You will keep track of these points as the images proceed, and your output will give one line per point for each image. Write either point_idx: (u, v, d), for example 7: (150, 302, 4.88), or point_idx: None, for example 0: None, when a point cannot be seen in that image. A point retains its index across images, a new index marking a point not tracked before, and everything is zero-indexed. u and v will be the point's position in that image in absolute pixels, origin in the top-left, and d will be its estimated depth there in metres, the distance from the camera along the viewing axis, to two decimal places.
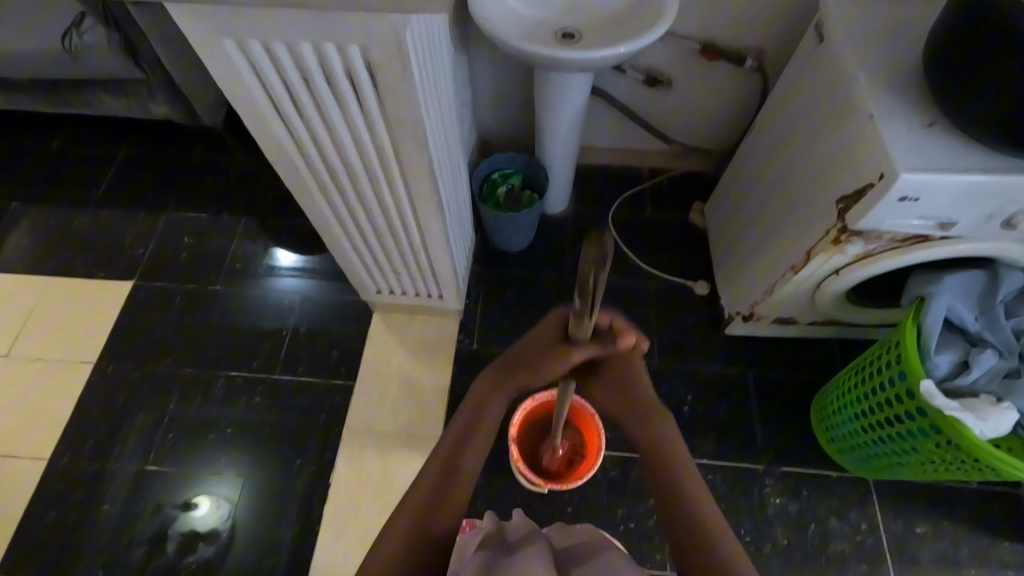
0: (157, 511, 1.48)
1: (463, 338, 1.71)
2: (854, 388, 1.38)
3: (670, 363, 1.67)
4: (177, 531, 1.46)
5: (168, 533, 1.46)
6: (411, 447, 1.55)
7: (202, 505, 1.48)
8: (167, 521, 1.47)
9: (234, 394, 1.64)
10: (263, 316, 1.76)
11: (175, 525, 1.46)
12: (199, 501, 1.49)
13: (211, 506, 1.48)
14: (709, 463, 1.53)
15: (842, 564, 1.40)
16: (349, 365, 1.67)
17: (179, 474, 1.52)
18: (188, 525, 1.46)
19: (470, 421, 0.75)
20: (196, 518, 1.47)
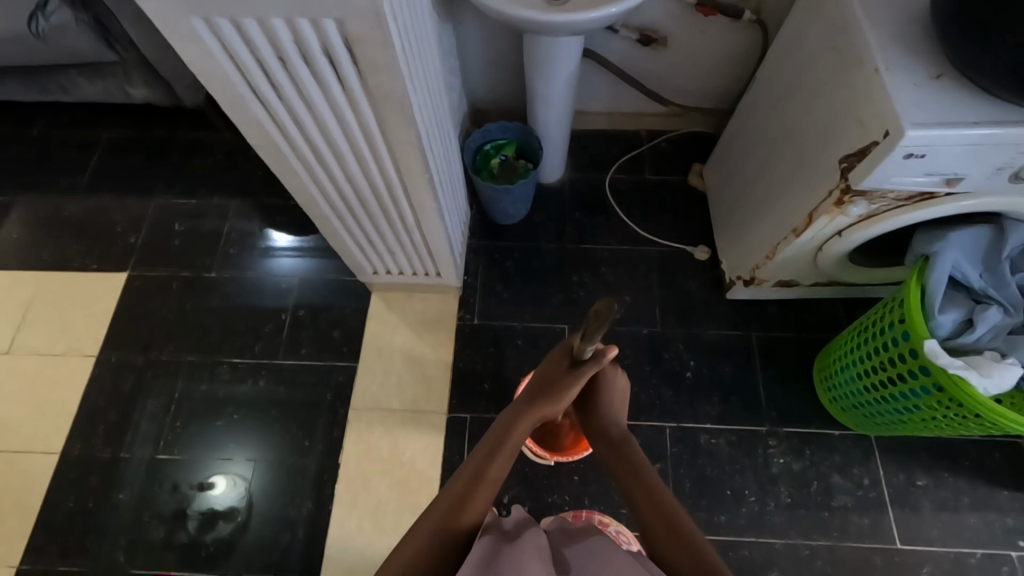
0: (176, 490, 1.51)
1: (464, 313, 1.70)
2: (857, 348, 1.38)
3: (672, 329, 1.67)
4: (198, 508, 1.49)
5: (189, 510, 1.49)
6: (418, 423, 1.56)
7: (221, 483, 1.52)
8: (183, 504, 1.50)
9: (239, 378, 1.64)
10: (262, 299, 1.75)
11: (195, 502, 1.50)
12: (218, 479, 1.52)
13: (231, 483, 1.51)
14: (713, 427, 1.54)
15: (845, 518, 1.43)
16: (351, 345, 1.67)
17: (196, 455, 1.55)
18: (206, 504, 1.49)
19: (499, 437, 0.84)
20: (213, 498, 1.50)
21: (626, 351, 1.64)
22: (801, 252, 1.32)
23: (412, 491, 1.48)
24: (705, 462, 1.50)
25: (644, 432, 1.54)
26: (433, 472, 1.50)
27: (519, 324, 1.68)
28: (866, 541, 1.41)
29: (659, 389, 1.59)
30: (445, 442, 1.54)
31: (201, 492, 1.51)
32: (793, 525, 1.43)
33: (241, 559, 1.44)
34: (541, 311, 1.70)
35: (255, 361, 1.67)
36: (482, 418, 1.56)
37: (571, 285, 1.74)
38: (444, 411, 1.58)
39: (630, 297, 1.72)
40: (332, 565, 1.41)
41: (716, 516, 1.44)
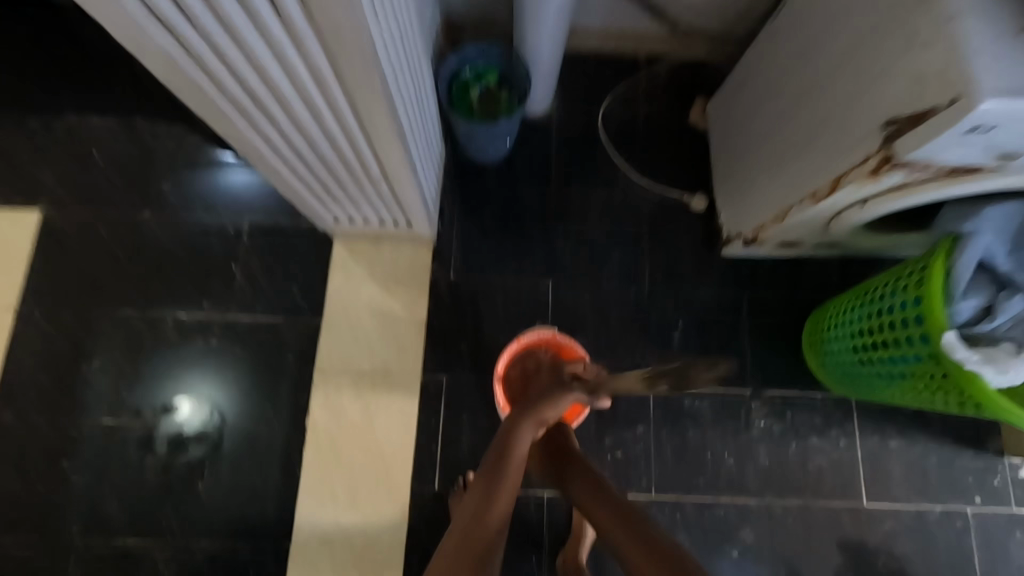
0: (139, 423, 1.42)
1: (438, 267, 1.55)
2: (849, 322, 1.33)
3: (661, 288, 1.57)
4: (165, 431, 1.42)
5: (156, 437, 1.41)
6: (390, 386, 1.46)
7: (182, 407, 1.44)
8: (149, 428, 1.42)
9: (187, 337, 1.48)
10: (213, 216, 1.56)
11: (160, 428, 1.42)
12: (179, 404, 1.44)
13: (194, 405, 1.44)
14: (697, 390, 1.50)
15: (818, 479, 1.46)
16: (313, 301, 1.52)
17: (159, 382, 1.45)
18: (173, 426, 1.42)
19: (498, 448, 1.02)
20: (181, 419, 1.43)
21: (612, 310, 1.54)
22: (812, 218, 1.19)
23: (385, 457, 1.42)
24: (687, 426, 1.47)
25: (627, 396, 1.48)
26: (407, 438, 1.43)
27: (498, 280, 1.55)
28: (836, 500, 1.45)
29: (645, 351, 1.52)
30: (420, 407, 1.45)
31: (165, 418, 1.43)
32: (769, 486, 1.44)
33: (206, 528, 1.37)
34: (523, 265, 1.56)
35: (204, 317, 1.49)
36: (458, 382, 1.47)
37: (556, 237, 1.59)
38: (417, 373, 1.48)
39: (619, 251, 1.59)
40: (304, 532, 1.37)
41: (694, 479, 1.44)
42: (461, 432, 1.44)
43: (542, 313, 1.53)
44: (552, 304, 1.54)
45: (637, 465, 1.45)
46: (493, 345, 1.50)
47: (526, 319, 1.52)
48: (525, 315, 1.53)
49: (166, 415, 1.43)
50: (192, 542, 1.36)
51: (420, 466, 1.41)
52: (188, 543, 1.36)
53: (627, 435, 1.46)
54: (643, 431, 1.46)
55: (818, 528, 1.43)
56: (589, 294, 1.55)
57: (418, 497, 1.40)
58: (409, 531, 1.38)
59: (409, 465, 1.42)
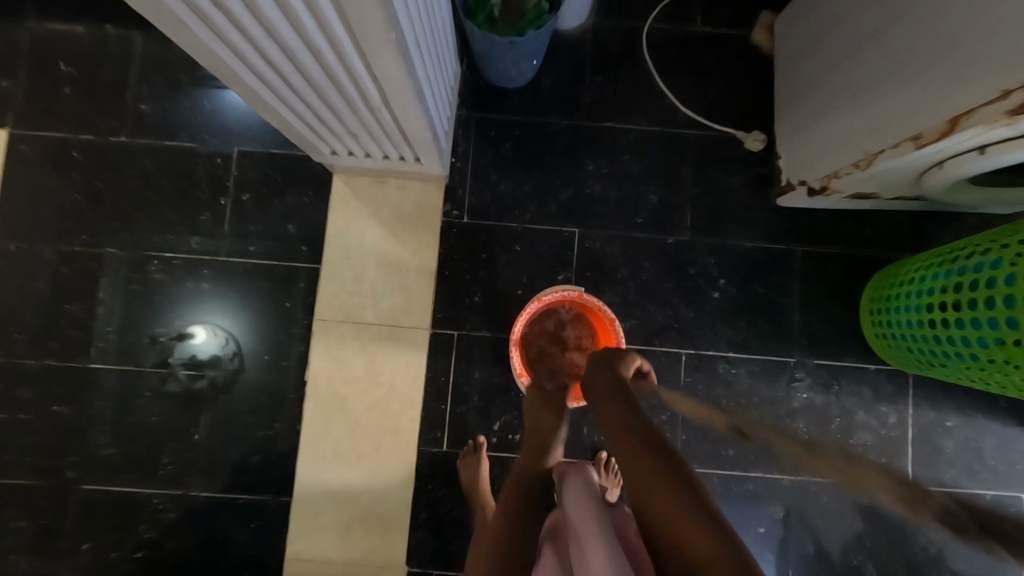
0: (154, 344, 1.33)
1: (450, 209, 1.37)
2: (926, 284, 1.12)
3: (703, 240, 1.37)
4: (182, 355, 1.33)
5: (171, 359, 1.33)
6: (396, 340, 1.34)
7: (201, 333, 1.34)
8: (164, 356, 1.33)
9: (175, 278, 1.35)
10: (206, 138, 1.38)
11: (176, 351, 1.33)
12: (198, 329, 1.34)
13: (214, 333, 1.34)
14: (736, 356, 1.35)
15: (861, 456, 1.33)
16: (311, 243, 1.36)
17: (180, 301, 1.35)
18: (188, 353, 1.33)
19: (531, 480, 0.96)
20: (196, 346, 1.33)
21: (645, 263, 1.37)
22: (910, 164, 0.98)
23: (392, 415, 1.32)
24: (720, 394, 1.34)
25: (657, 360, 1.34)
26: (415, 395, 1.33)
27: (518, 225, 1.37)
28: (878, 479, 1.33)
29: (679, 311, 1.35)
30: (429, 362, 1.33)
31: (182, 341, 1.33)
32: (806, 462, 1.33)
33: (204, 479, 1.30)
34: (546, 209, 1.38)
35: (193, 258, 1.35)
36: (471, 337, 1.34)
37: (585, 178, 1.39)
38: (426, 327, 1.34)
39: (657, 197, 1.39)
40: (307, 487, 1.30)
41: (723, 451, 1.33)
42: (473, 391, 1.33)
43: (566, 264, 1.36)
44: (577, 255, 1.37)
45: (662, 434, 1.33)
46: (511, 299, 1.35)
47: (547, 270, 1.36)
48: (547, 267, 1.36)
49: (185, 338, 1.34)
50: (191, 493, 1.30)
51: (429, 426, 1.32)
52: (186, 494, 1.30)
53: (653, 402, 1.34)
54: (672, 398, 1.34)
55: (856, 507, 1.32)
56: (620, 245, 1.37)
57: (427, 457, 1.31)
58: (417, 491, 1.30)
59: (416, 424, 1.32)
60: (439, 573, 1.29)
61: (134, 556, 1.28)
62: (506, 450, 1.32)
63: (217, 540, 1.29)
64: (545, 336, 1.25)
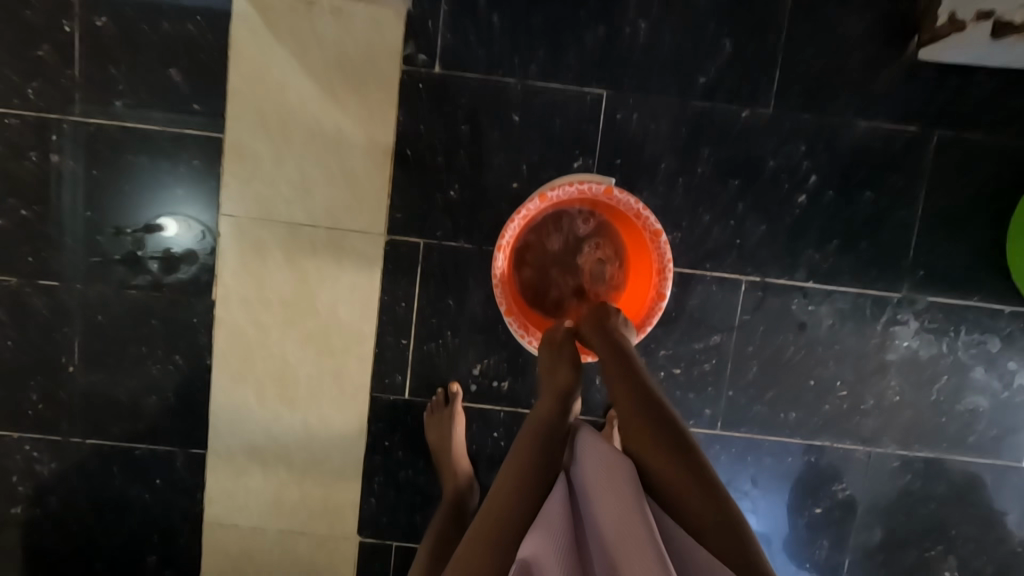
0: (118, 228, 0.94)
1: (414, 53, 0.90)
2: None
3: (793, 116, 0.92)
4: (153, 250, 0.94)
5: (140, 252, 0.94)
6: (337, 248, 0.95)
7: (182, 227, 0.94)
8: (135, 252, 0.94)
9: (12, 147, 0.92)
10: None
11: (146, 242, 0.94)
12: (177, 220, 0.94)
13: (198, 234, 0.94)
14: (817, 289, 0.95)
15: (966, 426, 0.99)
16: (206, 99, 0.92)
17: (105, 176, 0.93)
18: (160, 248, 0.94)
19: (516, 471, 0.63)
20: (169, 240, 0.94)
21: (703, 148, 0.92)
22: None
23: (333, 350, 0.97)
24: (788, 339, 0.96)
25: (705, 289, 0.95)
26: (366, 326, 0.96)
27: (516, 82, 0.91)
28: (984, 456, 0.99)
29: (744, 221, 0.94)
30: (384, 282, 0.95)
31: (155, 231, 0.94)
32: (890, 431, 0.99)
33: (88, 423, 0.98)
34: (560, 58, 0.91)
35: (37, 117, 0.92)
36: (443, 248, 0.94)
37: (623, 9, 0.90)
38: (381, 232, 0.94)
39: (731, 44, 0.90)
40: (224, 439, 0.98)
41: (782, 413, 0.98)
42: (446, 323, 0.96)
43: (585, 145, 0.92)
44: (602, 132, 0.92)
45: (703, 389, 0.98)
46: (501, 196, 0.93)
47: (557, 154, 0.92)
48: (556, 148, 0.92)
49: (160, 227, 0.94)
50: (72, 440, 0.98)
51: (384, 366, 0.97)
52: (67, 440, 0.98)
53: (694, 346, 0.96)
54: (721, 342, 0.96)
55: (947, 489, 1.00)
56: (668, 118, 0.92)
57: (382, 407, 0.98)
58: (369, 449, 0.99)
59: (368, 363, 0.97)
60: (398, 547, 1.00)
61: (8, 512, 1.00)
62: (488, 401, 0.97)
63: (113, 496, 1.00)
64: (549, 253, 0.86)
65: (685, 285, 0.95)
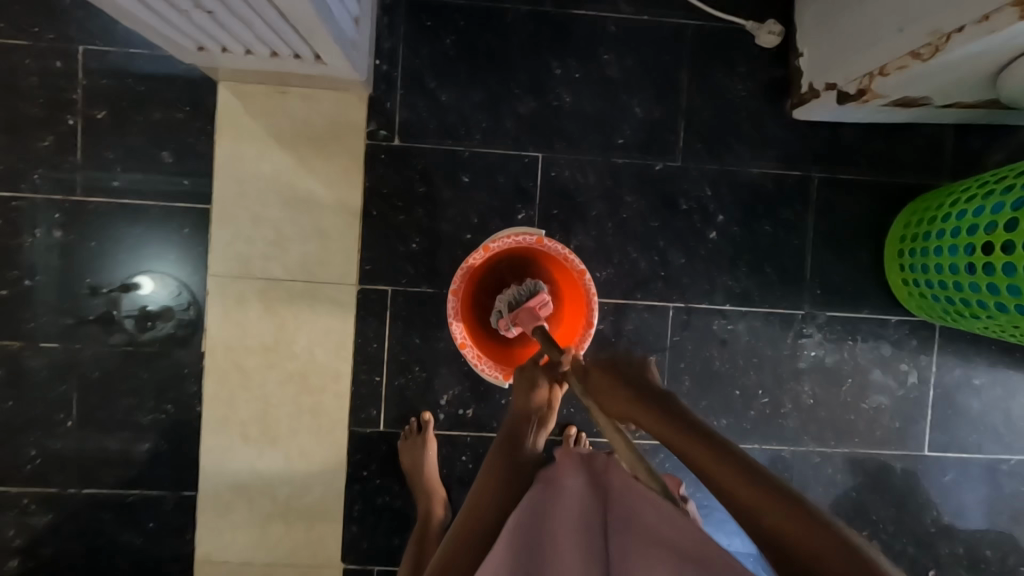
0: (95, 289, 1.05)
1: (376, 128, 1.06)
2: (936, 220, 0.97)
3: (699, 166, 1.09)
4: (129, 309, 1.05)
5: (116, 311, 1.05)
6: (312, 298, 1.07)
7: (158, 284, 1.05)
8: (111, 310, 1.05)
9: (17, 225, 1.03)
10: (43, 35, 1.02)
11: (122, 301, 1.05)
12: (153, 278, 1.05)
13: (174, 291, 1.06)
14: (733, 310, 1.11)
15: (873, 422, 1.14)
16: (193, 175, 1.05)
17: (102, 245, 1.05)
18: (137, 305, 1.05)
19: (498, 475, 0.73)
20: (145, 297, 1.05)
21: (627, 196, 1.09)
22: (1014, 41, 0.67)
23: (311, 390, 1.07)
24: (713, 355, 1.11)
25: (639, 315, 1.10)
26: (340, 366, 1.07)
27: (465, 149, 1.07)
28: (892, 447, 1.14)
29: (667, 256, 1.10)
30: (357, 325, 1.07)
31: (132, 290, 1.05)
32: (809, 430, 1.13)
33: (83, 472, 1.06)
34: (501, 127, 1.07)
35: (40, 197, 1.03)
36: (408, 293, 1.07)
37: (551, 85, 1.07)
38: (353, 282, 1.07)
39: (642, 110, 1.09)
40: (213, 478, 1.07)
41: (715, 421, 1.12)
42: (414, 358, 1.08)
43: (527, 198, 1.08)
44: (540, 186, 1.08)
45: None
46: (457, 244, 1.07)
47: (503, 207, 1.08)
48: (502, 202, 1.08)
49: (137, 286, 1.05)
50: (67, 490, 1.06)
51: (360, 401, 1.08)
52: (63, 490, 1.06)
53: None
54: (656, 361, 1.10)
55: (864, 479, 1.14)
56: (595, 172, 1.08)
57: (359, 439, 1.08)
58: (348, 478, 1.08)
59: (344, 399, 1.08)
60: (379, 570, 1.09)
61: (5, 564, 1.06)
62: (455, 427, 1.09)
63: (107, 541, 1.07)
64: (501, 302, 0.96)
65: (621, 313, 1.10)
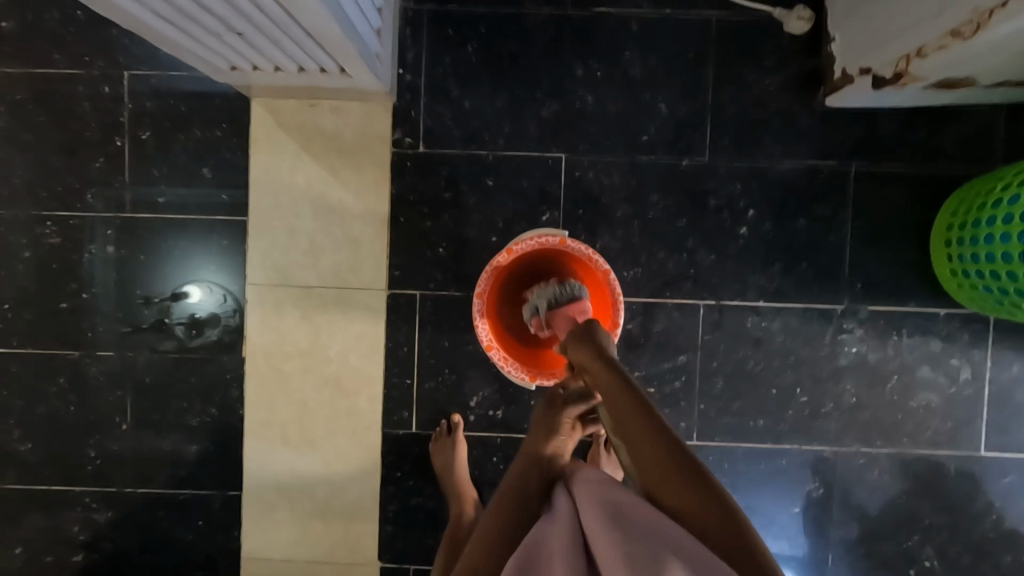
0: (149, 299, 1.11)
1: (401, 137, 1.08)
2: (986, 206, 0.91)
3: (727, 161, 1.07)
4: (179, 316, 1.11)
5: (167, 319, 1.11)
6: (344, 304, 1.10)
7: (205, 293, 1.11)
8: (163, 318, 1.11)
9: (74, 242, 1.11)
10: (93, 63, 1.09)
11: (173, 309, 1.11)
12: (200, 287, 1.11)
13: (219, 298, 1.11)
14: (767, 307, 1.08)
15: (922, 422, 1.08)
16: (231, 188, 1.10)
17: (150, 258, 1.11)
18: (186, 313, 1.11)
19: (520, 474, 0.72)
20: (193, 305, 1.11)
21: (652, 194, 1.07)
22: None
23: (346, 393, 1.11)
24: (747, 354, 1.08)
25: (668, 315, 1.08)
26: (372, 370, 1.10)
27: (488, 153, 1.08)
28: (944, 448, 1.08)
29: (696, 253, 1.07)
30: (387, 330, 1.10)
31: (181, 299, 1.11)
32: (853, 431, 1.08)
33: (138, 473, 1.12)
34: (523, 130, 1.08)
35: (94, 214, 1.10)
36: (436, 297, 1.09)
37: (572, 86, 1.07)
38: (382, 287, 1.10)
39: (667, 106, 1.07)
40: (255, 479, 1.12)
41: (751, 421, 1.09)
42: (443, 362, 1.09)
43: (551, 200, 1.08)
44: (564, 187, 1.08)
45: (676, 404, 1.09)
46: (483, 248, 1.08)
47: (528, 209, 1.08)
48: (526, 204, 1.08)
49: (186, 294, 1.11)
50: (124, 489, 1.12)
51: (392, 404, 1.10)
52: (120, 489, 1.12)
53: (665, 366, 1.08)
54: (687, 361, 1.08)
55: (914, 482, 1.08)
56: (620, 171, 1.07)
57: (392, 441, 1.10)
58: (383, 480, 1.11)
59: (377, 402, 1.10)
60: (415, 569, 1.11)
61: (71, 559, 1.13)
62: (486, 429, 1.10)
63: (160, 538, 1.13)
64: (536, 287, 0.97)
65: (650, 313, 1.08)
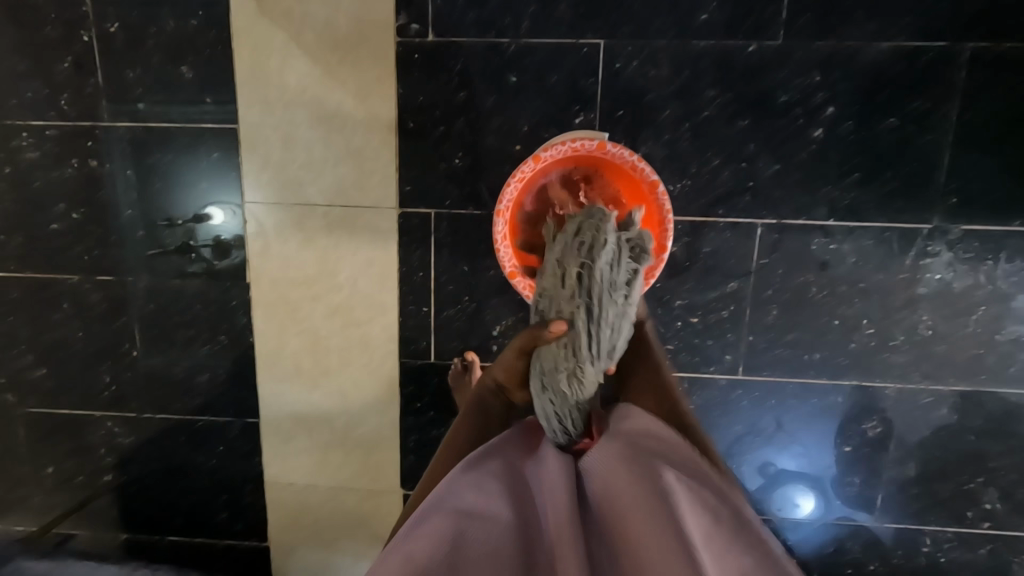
0: (170, 219, 1.02)
1: (406, 23, 0.91)
2: None
3: (805, 46, 0.86)
4: (204, 239, 1.02)
5: (192, 241, 1.02)
6: (354, 226, 0.99)
7: (229, 215, 1.00)
8: (185, 239, 1.02)
9: (56, 157, 1.00)
10: None
11: (197, 232, 1.02)
12: (223, 209, 1.00)
13: (244, 222, 1.00)
14: (837, 226, 0.92)
15: (1006, 359, 0.94)
16: (215, 93, 0.96)
17: (161, 173, 1.00)
18: (210, 234, 1.01)
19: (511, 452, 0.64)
20: (217, 227, 1.01)
21: (708, 90, 0.89)
22: None
23: (360, 322, 1.02)
24: (809, 279, 0.94)
25: (718, 236, 0.93)
26: (387, 297, 1.01)
27: (510, 42, 0.90)
28: None
29: (756, 163, 0.90)
30: (400, 254, 0.99)
31: (204, 220, 1.01)
32: (924, 366, 0.96)
33: (155, 401, 1.10)
34: (553, 12, 0.88)
35: (73, 126, 0.99)
36: (452, 217, 0.96)
37: None
38: (393, 206, 0.97)
39: None
40: (272, 409, 1.08)
41: (806, 354, 0.97)
42: (462, 289, 0.99)
43: (585, 99, 0.90)
44: (601, 83, 0.90)
45: (722, 336, 0.97)
46: (505, 157, 0.94)
47: (557, 111, 0.91)
48: (557, 104, 0.91)
49: (209, 216, 1.01)
50: (143, 416, 1.10)
51: (408, 333, 1.02)
52: (139, 415, 1.10)
53: (710, 295, 0.96)
54: (737, 288, 0.95)
55: (985, 423, 0.97)
56: (669, 61, 0.88)
57: (409, 371, 1.04)
58: (401, 411, 1.05)
59: (393, 332, 1.02)
60: None
61: (101, 479, 1.14)
62: None
63: (182, 463, 1.12)
64: (625, 306, 0.60)
65: (698, 233, 0.94)
